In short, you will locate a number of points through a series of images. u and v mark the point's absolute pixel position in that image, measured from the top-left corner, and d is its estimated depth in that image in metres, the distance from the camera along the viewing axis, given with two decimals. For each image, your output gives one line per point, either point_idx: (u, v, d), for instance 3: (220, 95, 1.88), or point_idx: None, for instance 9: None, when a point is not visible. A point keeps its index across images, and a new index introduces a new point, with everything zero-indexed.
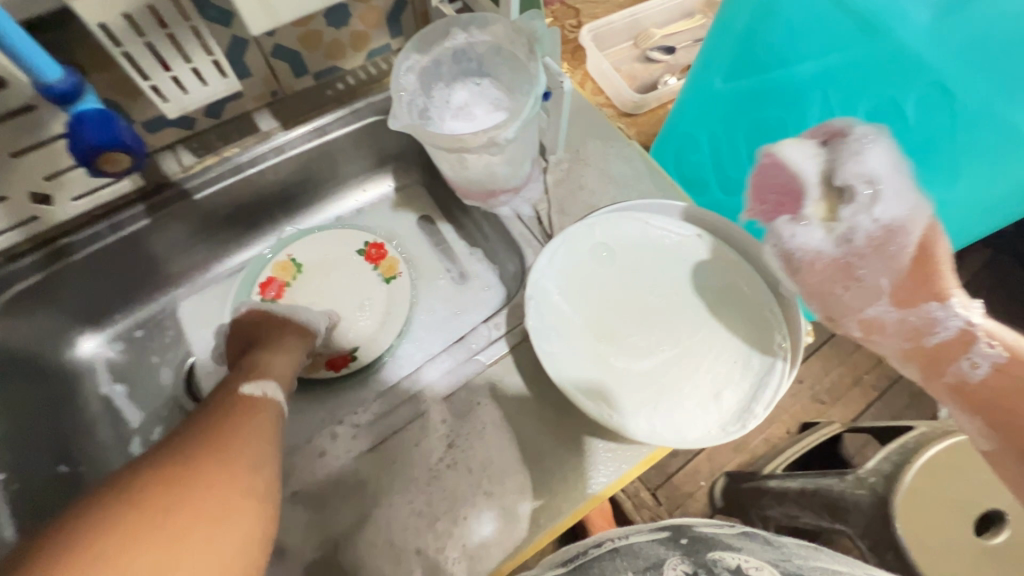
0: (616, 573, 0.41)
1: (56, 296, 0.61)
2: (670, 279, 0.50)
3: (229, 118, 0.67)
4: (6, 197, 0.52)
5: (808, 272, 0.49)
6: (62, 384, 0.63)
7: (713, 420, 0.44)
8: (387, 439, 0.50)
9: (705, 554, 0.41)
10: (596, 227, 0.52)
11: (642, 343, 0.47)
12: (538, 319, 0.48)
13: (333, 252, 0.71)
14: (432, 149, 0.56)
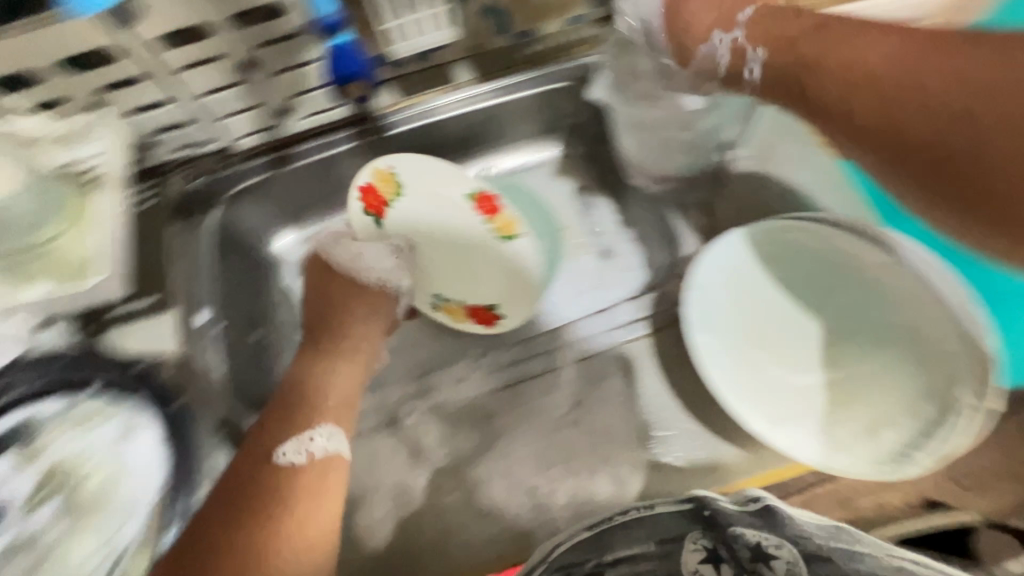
0: (638, 542, 0.39)
1: (272, 194, 0.71)
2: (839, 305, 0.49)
3: (432, 65, 0.71)
4: (263, 105, 0.62)
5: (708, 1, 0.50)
6: (261, 268, 0.73)
7: (864, 455, 0.42)
8: (519, 381, 0.54)
9: (727, 528, 0.38)
10: (773, 232, 0.51)
11: (795, 366, 0.47)
12: (698, 304, 0.48)
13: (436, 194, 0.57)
14: None
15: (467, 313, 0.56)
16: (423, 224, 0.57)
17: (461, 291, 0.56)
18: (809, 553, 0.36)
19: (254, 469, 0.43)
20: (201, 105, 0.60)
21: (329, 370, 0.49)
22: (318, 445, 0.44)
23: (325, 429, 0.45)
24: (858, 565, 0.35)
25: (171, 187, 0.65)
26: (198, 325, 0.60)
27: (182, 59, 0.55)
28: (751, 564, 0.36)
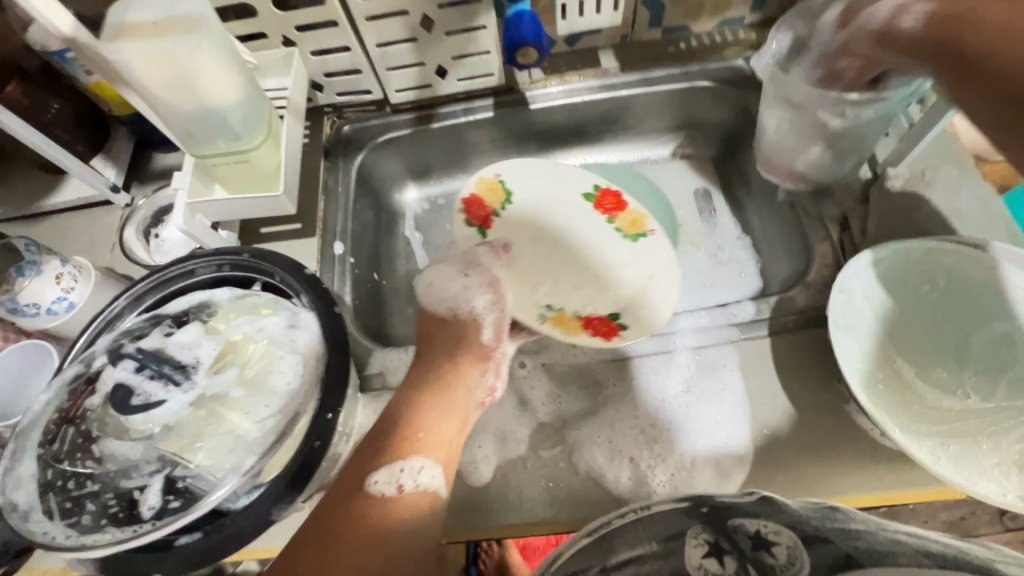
0: (639, 545, 0.35)
1: (408, 149, 0.76)
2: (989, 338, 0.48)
3: (579, 47, 0.74)
4: (424, 63, 0.67)
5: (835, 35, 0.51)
6: (387, 216, 0.78)
7: (1012, 486, 0.39)
8: (630, 358, 0.56)
9: (724, 517, 0.34)
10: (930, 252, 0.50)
11: (928, 399, 0.46)
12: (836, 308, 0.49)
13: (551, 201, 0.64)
14: (769, 108, 0.57)
15: (579, 324, 0.56)
16: (544, 213, 0.64)
17: (579, 300, 0.57)
18: (831, 554, 0.32)
19: (343, 499, 0.39)
20: (373, 56, 0.65)
21: (421, 409, 0.44)
22: (410, 479, 0.40)
23: (422, 464, 0.41)
24: (877, 549, 0.31)
25: (324, 133, 0.72)
26: (335, 254, 0.66)
27: (367, 11, 0.60)
28: (753, 553, 0.33)
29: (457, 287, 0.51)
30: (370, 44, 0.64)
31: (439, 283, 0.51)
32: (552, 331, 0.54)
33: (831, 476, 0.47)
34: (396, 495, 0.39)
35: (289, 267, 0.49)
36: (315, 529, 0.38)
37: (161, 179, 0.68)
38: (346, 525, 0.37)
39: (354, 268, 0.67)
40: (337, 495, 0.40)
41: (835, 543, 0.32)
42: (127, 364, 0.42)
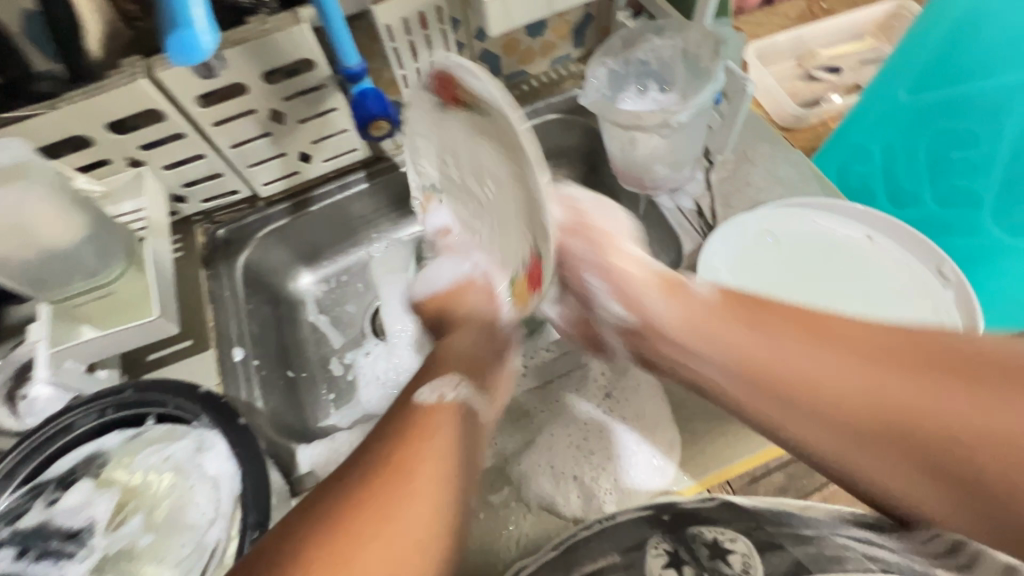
0: (604, 555, 0.42)
1: (293, 236, 0.77)
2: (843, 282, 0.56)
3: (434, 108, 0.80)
4: (285, 154, 0.68)
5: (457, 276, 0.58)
6: (284, 307, 0.78)
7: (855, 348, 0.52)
8: (550, 380, 0.58)
9: (684, 529, 0.43)
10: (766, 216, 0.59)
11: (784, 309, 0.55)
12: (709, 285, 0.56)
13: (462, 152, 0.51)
14: (607, 129, 0.64)
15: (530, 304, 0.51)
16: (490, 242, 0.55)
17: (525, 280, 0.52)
18: (762, 543, 0.40)
19: (393, 410, 0.42)
20: (230, 157, 0.65)
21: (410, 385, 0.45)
22: (448, 390, 0.44)
23: (457, 378, 0.46)
24: (808, 548, 0.39)
25: (198, 242, 0.71)
26: (236, 361, 0.64)
27: (213, 118, 0.59)
28: (710, 561, 0.40)
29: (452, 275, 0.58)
30: (224, 147, 0.63)
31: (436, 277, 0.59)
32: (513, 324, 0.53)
33: (748, 438, 0.52)
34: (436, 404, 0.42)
35: (181, 392, 0.46)
36: (378, 437, 0.40)
37: (19, 333, 0.61)
38: (390, 445, 0.38)
39: (260, 369, 0.66)
40: (370, 462, 0.37)
41: (787, 550, 0.39)
42: (8, 553, 0.41)
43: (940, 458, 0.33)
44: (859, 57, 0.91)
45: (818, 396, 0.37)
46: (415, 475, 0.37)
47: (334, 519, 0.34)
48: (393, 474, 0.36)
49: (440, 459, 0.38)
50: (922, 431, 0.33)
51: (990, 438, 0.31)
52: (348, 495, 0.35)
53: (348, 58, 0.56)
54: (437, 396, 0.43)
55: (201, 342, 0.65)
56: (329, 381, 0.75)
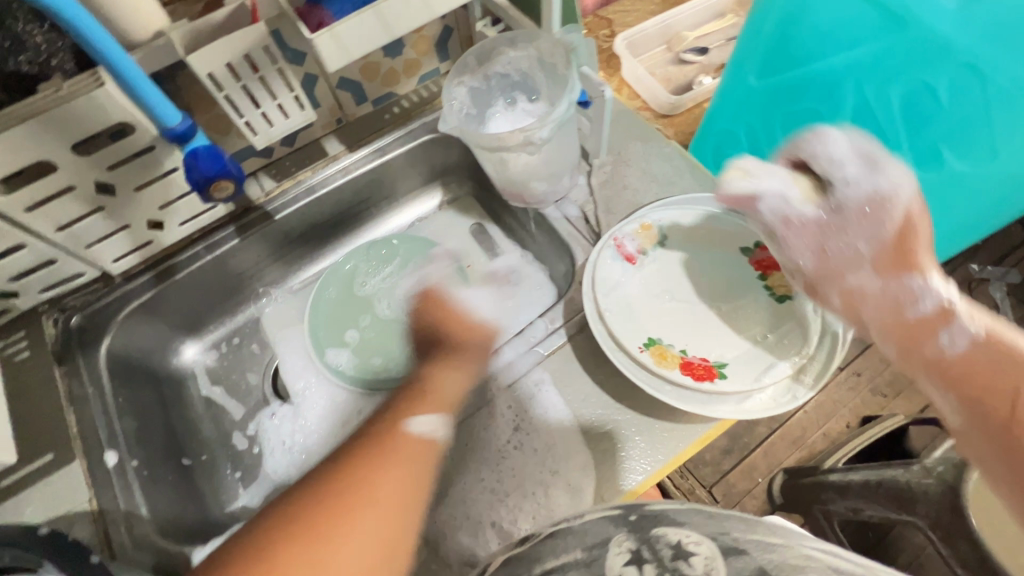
0: (566, 551, 0.38)
1: (164, 309, 0.70)
2: (731, 298, 0.50)
3: (300, 145, 0.75)
4: (129, 225, 0.61)
5: (621, 292, 0.50)
6: (168, 387, 0.71)
7: (741, 360, 0.46)
8: (458, 423, 0.55)
9: (649, 529, 0.39)
10: (662, 219, 0.55)
11: (668, 322, 0.49)
12: (613, 292, 0.50)
13: (690, 240, 0.54)
14: (476, 150, 0.61)
15: (681, 365, 0.46)
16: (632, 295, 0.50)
17: (692, 343, 0.48)
18: (727, 547, 0.37)
19: (394, 439, 0.47)
20: (60, 241, 0.58)
21: (397, 406, 0.51)
22: (423, 428, 0.49)
23: (434, 421, 0.50)
24: (772, 555, 0.37)
25: (47, 336, 0.62)
26: (111, 467, 0.56)
27: (22, 204, 0.52)
28: (672, 562, 0.37)
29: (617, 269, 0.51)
30: (48, 232, 0.56)
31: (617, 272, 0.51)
32: (645, 358, 0.46)
33: (655, 448, 0.51)
34: (427, 436, 0.49)
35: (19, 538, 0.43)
36: (356, 449, 0.47)
37: None
38: (350, 466, 0.46)
39: (142, 469, 0.59)
40: (346, 459, 0.46)
41: (750, 555, 0.37)
42: None
43: None
44: (723, 34, 0.93)
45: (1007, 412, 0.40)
46: (364, 510, 0.43)
47: (313, 526, 0.41)
48: (352, 484, 0.44)
49: (390, 500, 0.44)
50: None
51: None
52: (313, 498, 0.43)
53: (168, 118, 0.52)
54: (431, 429, 0.49)
55: (63, 454, 0.55)
56: (233, 459, 0.69)
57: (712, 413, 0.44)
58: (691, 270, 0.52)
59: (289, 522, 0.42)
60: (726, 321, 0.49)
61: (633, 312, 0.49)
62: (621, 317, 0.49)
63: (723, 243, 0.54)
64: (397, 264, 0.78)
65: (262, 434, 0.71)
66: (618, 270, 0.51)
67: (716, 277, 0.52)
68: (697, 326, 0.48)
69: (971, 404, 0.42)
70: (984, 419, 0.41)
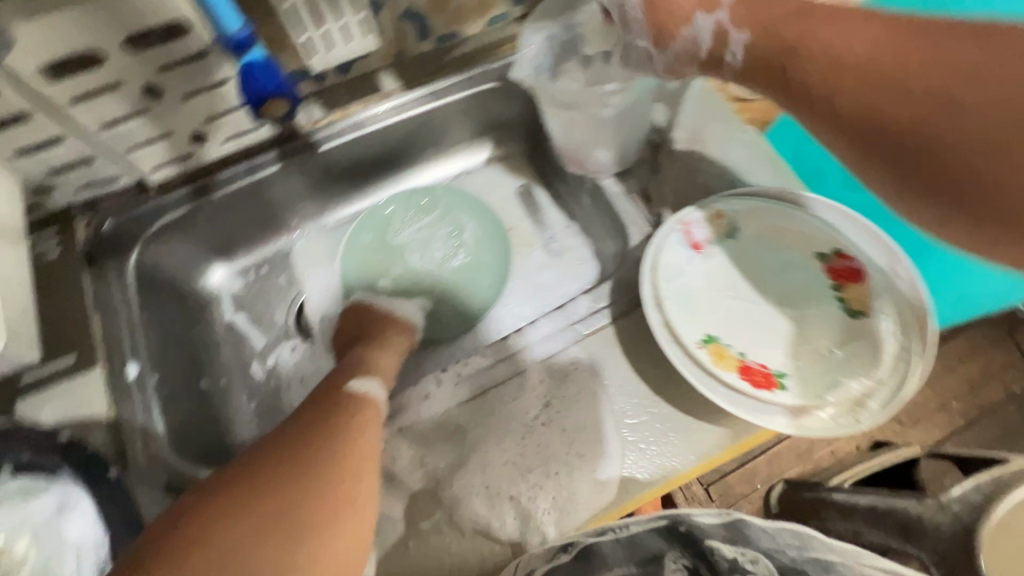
0: (619, 564, 0.44)
1: (197, 228, 0.68)
2: (802, 303, 0.47)
3: (354, 74, 0.68)
4: (172, 133, 0.58)
5: (681, 283, 0.47)
6: (193, 307, 0.70)
7: (805, 373, 0.43)
8: (487, 390, 0.53)
9: (700, 543, 0.45)
10: (737, 208, 0.51)
11: (729, 321, 0.46)
12: (672, 282, 0.47)
13: (765, 234, 0.50)
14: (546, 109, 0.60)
15: (739, 367, 0.44)
16: (692, 288, 0.47)
17: (752, 344, 0.45)
18: (784, 567, 0.44)
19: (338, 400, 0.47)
20: (101, 140, 0.55)
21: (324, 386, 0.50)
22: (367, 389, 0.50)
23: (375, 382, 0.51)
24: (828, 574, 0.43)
25: (79, 238, 0.60)
26: (131, 379, 0.55)
27: (68, 95, 0.49)
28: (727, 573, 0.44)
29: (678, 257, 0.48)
30: (90, 128, 0.53)
31: (676, 262, 0.48)
32: (702, 355, 0.44)
33: (689, 447, 0.49)
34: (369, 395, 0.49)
35: None
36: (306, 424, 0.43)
37: None
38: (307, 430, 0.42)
39: (162, 386, 0.58)
40: (302, 427, 0.43)
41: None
42: None
43: (963, 185, 0.30)
44: None
45: (957, 148, 0.29)
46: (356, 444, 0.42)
47: (295, 483, 0.38)
48: (333, 423, 0.44)
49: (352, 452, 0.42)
50: (951, 162, 0.30)
51: (970, 138, 0.29)
52: (300, 437, 0.42)
53: (228, 23, 0.46)
54: (366, 389, 0.50)
55: (85, 355, 0.54)
56: (249, 389, 0.68)
57: (765, 421, 0.41)
58: (759, 268, 0.49)
59: (203, 544, 0.34)
60: (792, 329, 0.46)
61: (693, 305, 0.47)
62: (678, 308, 0.46)
63: (803, 241, 0.49)
64: (436, 216, 0.75)
65: (282, 368, 0.70)
66: (679, 257, 0.48)
67: (788, 277, 0.48)
68: (760, 329, 0.46)
69: (827, 96, 0.34)
70: (896, 131, 0.31)
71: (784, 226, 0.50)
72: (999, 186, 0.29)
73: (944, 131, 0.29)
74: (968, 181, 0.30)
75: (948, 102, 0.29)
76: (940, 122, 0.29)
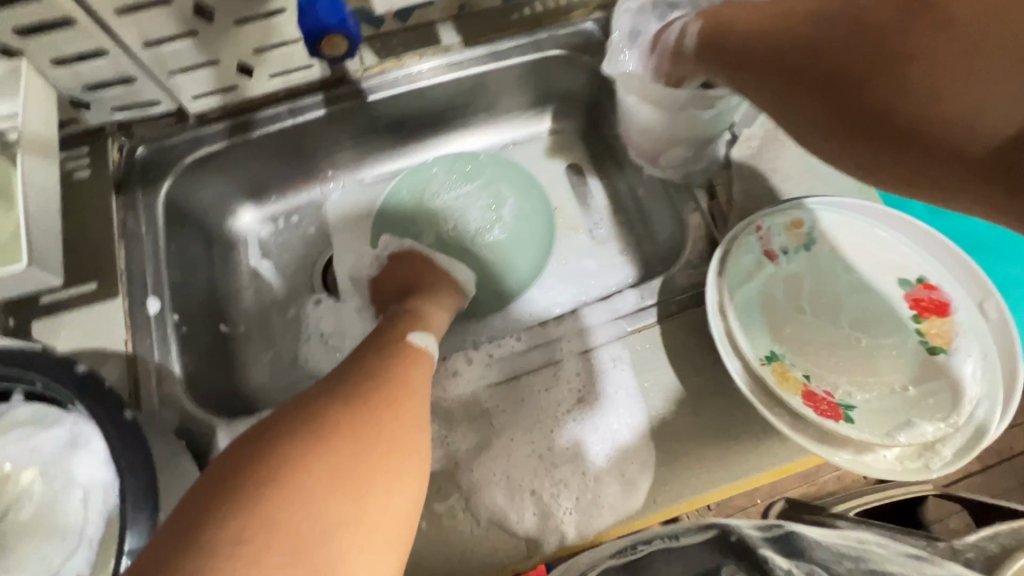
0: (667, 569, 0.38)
1: (232, 166, 0.65)
2: (876, 331, 0.44)
3: (413, 25, 0.65)
4: (218, 62, 0.55)
5: (746, 294, 0.45)
6: (218, 248, 0.67)
7: (871, 407, 0.40)
8: (518, 376, 0.50)
9: (755, 552, 0.39)
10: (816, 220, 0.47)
11: (792, 340, 0.43)
12: (736, 292, 0.45)
13: (843, 250, 0.46)
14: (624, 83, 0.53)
15: (801, 392, 0.41)
16: (755, 300, 0.44)
17: (816, 368, 0.42)
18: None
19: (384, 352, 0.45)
20: (144, 59, 0.51)
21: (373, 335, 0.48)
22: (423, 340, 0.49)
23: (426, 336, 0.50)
24: None
25: (111, 161, 0.58)
26: (151, 315, 0.53)
27: (112, 4, 0.45)
28: None
29: (746, 265, 0.45)
30: (134, 45, 0.49)
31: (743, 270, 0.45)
32: (764, 374, 0.41)
33: (726, 466, 0.46)
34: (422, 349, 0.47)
35: (52, 369, 0.40)
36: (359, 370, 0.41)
37: None
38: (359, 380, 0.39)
39: (182, 326, 0.55)
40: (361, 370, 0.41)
41: None
42: None
43: (938, 127, 0.29)
44: None
45: (918, 97, 0.29)
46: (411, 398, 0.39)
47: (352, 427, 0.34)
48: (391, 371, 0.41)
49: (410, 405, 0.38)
50: (934, 122, 0.29)
51: (976, 111, 0.28)
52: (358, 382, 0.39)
53: None
54: (425, 343, 0.48)
55: (108, 286, 0.53)
56: (266, 339, 0.66)
57: (823, 454, 0.39)
58: (831, 287, 0.46)
59: (251, 483, 0.31)
60: (865, 358, 0.43)
61: (756, 318, 0.44)
62: (739, 320, 0.43)
63: (884, 263, 0.45)
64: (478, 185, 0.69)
65: (303, 323, 0.67)
66: (747, 265, 0.45)
67: (862, 301, 0.45)
68: (827, 354, 0.43)
69: (790, 77, 0.35)
70: (835, 85, 0.33)
71: (864, 245, 0.46)
72: (931, 116, 0.29)
73: (925, 68, 0.29)
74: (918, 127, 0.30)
75: (927, 47, 0.29)
76: (890, 80, 0.30)
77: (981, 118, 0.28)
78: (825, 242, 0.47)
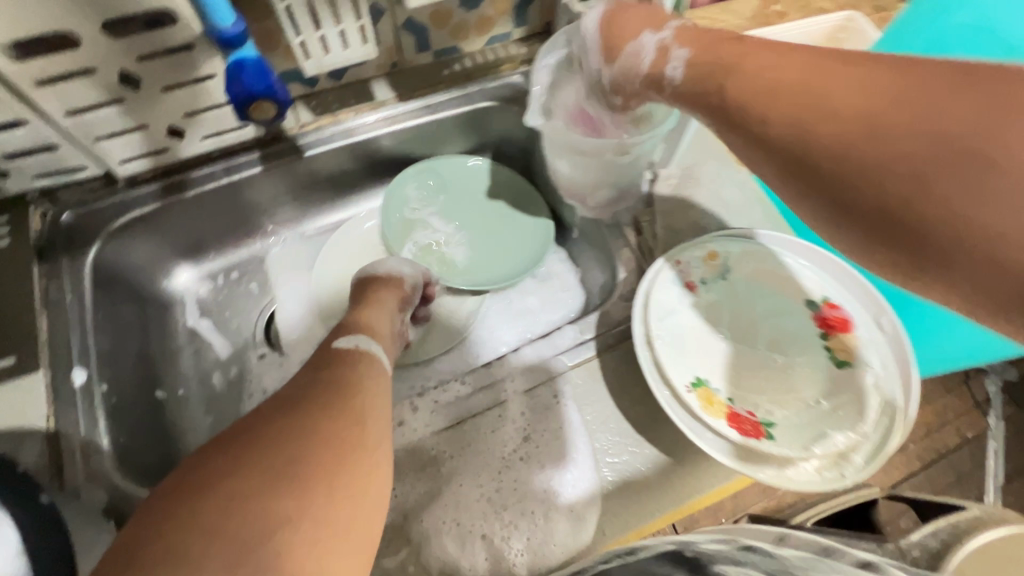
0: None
1: (165, 226, 0.64)
2: (790, 350, 0.47)
3: (347, 81, 0.68)
4: (146, 126, 0.55)
5: (671, 324, 0.47)
6: (153, 310, 0.65)
7: (789, 422, 0.44)
8: (464, 420, 0.51)
9: (709, 567, 0.35)
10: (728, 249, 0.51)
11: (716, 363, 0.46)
12: (661, 321, 0.47)
13: (755, 274, 0.50)
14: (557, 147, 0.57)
15: (726, 413, 0.44)
16: (679, 328, 0.47)
17: (738, 388, 0.45)
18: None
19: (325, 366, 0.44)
20: (67, 127, 0.51)
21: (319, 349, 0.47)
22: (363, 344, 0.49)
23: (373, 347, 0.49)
24: None
25: (32, 229, 0.56)
26: (76, 388, 0.50)
27: (31, 76, 0.45)
28: None
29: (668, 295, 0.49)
30: (56, 115, 0.49)
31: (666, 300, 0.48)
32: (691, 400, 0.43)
33: (669, 491, 0.48)
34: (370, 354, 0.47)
35: None
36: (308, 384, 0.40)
37: None
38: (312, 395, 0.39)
39: (111, 396, 0.53)
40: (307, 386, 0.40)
41: None
42: None
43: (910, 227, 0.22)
44: None
45: (854, 183, 0.24)
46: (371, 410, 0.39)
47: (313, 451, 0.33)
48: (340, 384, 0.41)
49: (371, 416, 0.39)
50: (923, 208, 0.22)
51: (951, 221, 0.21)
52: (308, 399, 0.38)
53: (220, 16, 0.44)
54: (354, 342, 0.48)
55: (27, 361, 0.50)
56: (207, 400, 0.64)
57: (751, 472, 0.41)
58: (747, 311, 0.49)
59: (197, 513, 0.30)
60: (781, 375, 0.46)
61: (682, 345, 0.47)
62: (667, 348, 0.46)
63: (792, 284, 0.50)
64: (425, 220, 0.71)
65: (245, 380, 0.66)
66: (670, 297, 0.49)
67: (776, 322, 0.49)
68: (746, 375, 0.46)
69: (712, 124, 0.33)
70: (806, 159, 0.26)
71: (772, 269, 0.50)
72: (903, 206, 0.22)
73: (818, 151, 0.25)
74: (913, 231, 0.22)
75: (898, 129, 0.22)
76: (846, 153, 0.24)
77: (1002, 245, 0.20)
78: (741, 267, 0.50)
